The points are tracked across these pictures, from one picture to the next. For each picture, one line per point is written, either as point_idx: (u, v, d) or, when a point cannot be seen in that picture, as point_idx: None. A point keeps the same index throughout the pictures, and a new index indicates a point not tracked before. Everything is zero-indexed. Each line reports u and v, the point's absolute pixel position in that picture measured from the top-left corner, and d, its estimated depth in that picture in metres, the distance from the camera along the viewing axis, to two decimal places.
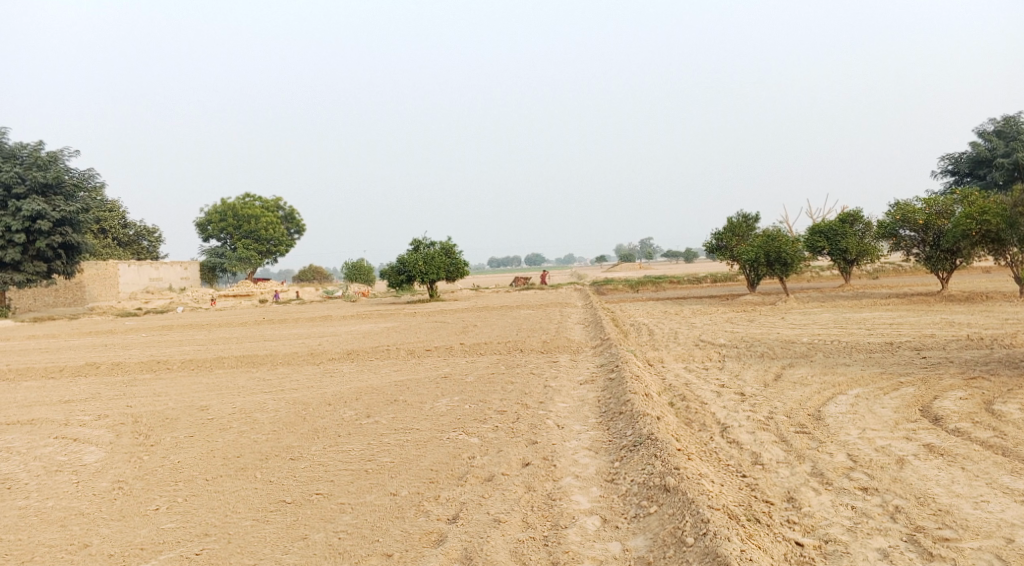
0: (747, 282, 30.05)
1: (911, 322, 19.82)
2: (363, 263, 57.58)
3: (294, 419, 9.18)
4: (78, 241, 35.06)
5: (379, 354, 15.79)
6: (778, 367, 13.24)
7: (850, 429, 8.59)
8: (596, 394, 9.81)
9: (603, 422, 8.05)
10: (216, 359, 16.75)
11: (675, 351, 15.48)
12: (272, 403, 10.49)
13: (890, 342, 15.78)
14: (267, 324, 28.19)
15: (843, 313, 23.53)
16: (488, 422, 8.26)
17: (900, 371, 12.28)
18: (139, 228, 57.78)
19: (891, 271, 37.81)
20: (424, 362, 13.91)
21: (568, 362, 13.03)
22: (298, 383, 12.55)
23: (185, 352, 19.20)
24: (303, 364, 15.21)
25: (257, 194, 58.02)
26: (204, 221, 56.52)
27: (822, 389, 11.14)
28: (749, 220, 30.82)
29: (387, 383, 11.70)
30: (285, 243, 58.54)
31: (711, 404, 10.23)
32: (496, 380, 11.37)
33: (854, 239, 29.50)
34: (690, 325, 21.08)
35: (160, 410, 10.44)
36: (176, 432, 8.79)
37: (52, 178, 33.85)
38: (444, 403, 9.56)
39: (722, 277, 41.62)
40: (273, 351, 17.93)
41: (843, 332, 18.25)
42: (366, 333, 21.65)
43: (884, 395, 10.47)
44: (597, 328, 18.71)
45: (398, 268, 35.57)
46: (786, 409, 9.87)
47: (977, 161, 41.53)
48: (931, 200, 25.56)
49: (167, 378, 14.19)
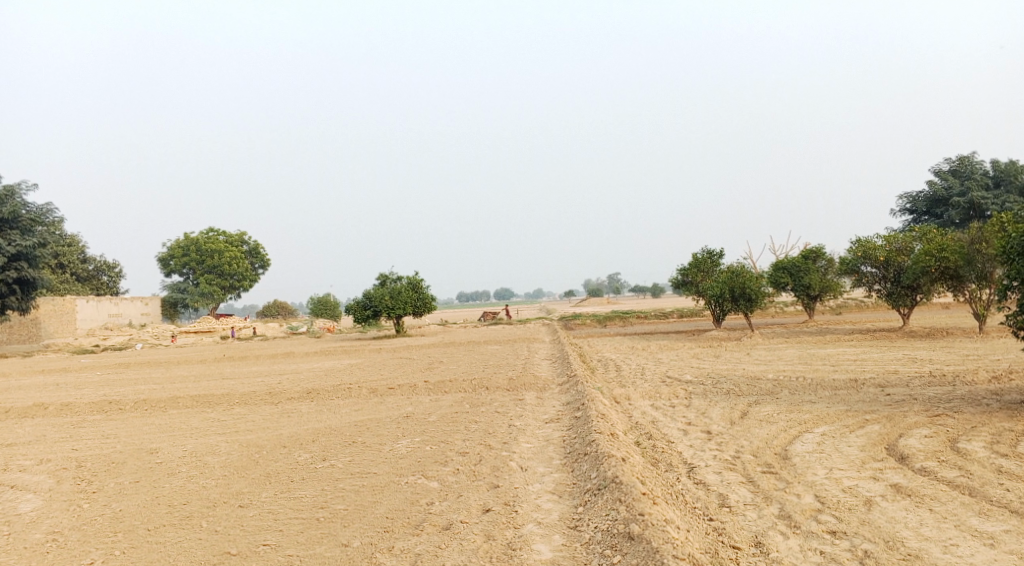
0: (713, 318, 30.19)
1: (874, 358, 19.96)
2: (330, 298, 56.94)
3: (247, 463, 8.82)
4: (34, 276, 34.12)
5: (341, 392, 15.42)
6: (744, 404, 13.16)
7: (817, 469, 8.48)
8: (562, 434, 9.60)
9: (568, 463, 7.85)
10: (171, 398, 16.21)
11: (641, 388, 15.34)
12: (225, 446, 10.10)
13: (854, 378, 15.83)
14: (228, 361, 27.57)
15: (809, 349, 23.67)
16: (449, 465, 8.00)
17: (865, 408, 12.27)
18: (99, 263, 56.59)
19: (854, 307, 38.35)
20: (387, 401, 13.59)
21: (533, 400, 12.81)
22: (254, 423, 12.15)
23: (140, 390, 18.59)
24: (261, 403, 14.78)
25: (221, 229, 57.29)
26: (166, 255, 55.57)
27: (788, 427, 11.05)
28: (714, 256, 31.08)
29: (347, 423, 11.37)
30: (249, 278, 57.71)
31: (677, 442, 10.07)
32: (459, 419, 11.11)
33: (817, 275, 29.88)
34: (657, 361, 21.03)
35: (107, 453, 9.98)
36: (120, 478, 8.37)
37: (8, 212, 33.04)
38: (404, 444, 9.27)
39: (688, 312, 41.84)
40: (232, 390, 17.43)
41: (809, 368, 18.30)
42: (329, 370, 21.23)
43: (849, 432, 10.42)
44: (564, 363, 18.55)
45: (364, 303, 35.18)
46: (753, 448, 9.75)
47: (934, 200, 42.56)
48: (891, 237, 26.00)
49: (118, 419, 13.66)
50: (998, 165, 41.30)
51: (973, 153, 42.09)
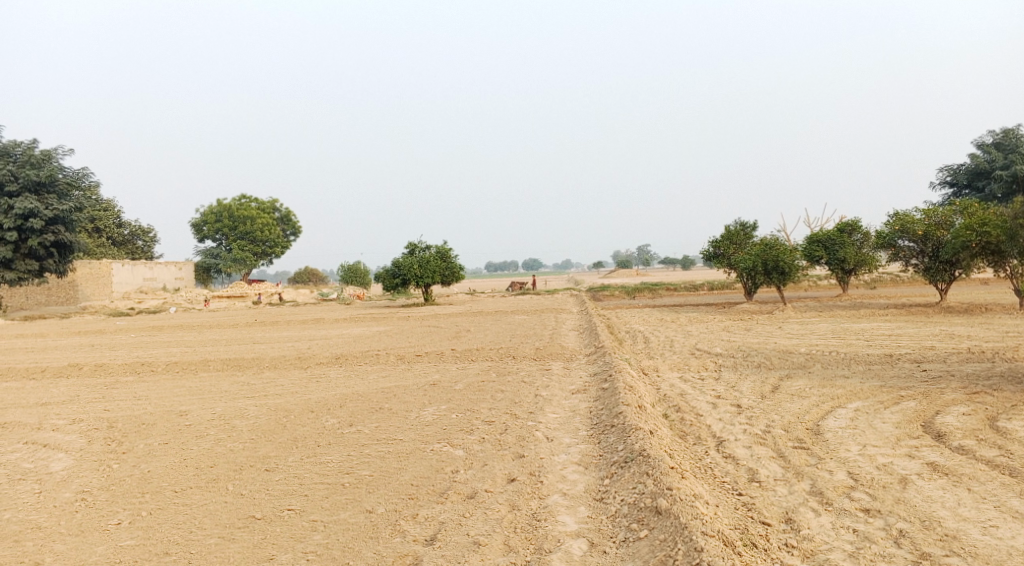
0: (744, 291, 29.78)
1: (910, 333, 19.52)
2: (359, 266, 57.24)
3: (274, 427, 8.86)
4: (71, 240, 34.64)
5: (368, 358, 15.46)
6: (775, 378, 12.93)
7: (850, 446, 8.28)
8: (588, 405, 9.49)
9: (594, 434, 7.74)
10: (202, 362, 16.39)
11: (670, 360, 15.16)
12: (253, 410, 10.16)
13: (889, 354, 15.47)
14: (258, 326, 27.87)
15: (842, 323, 23.24)
16: (475, 434, 7.94)
17: (899, 384, 11.99)
18: (135, 228, 57.40)
19: (889, 281, 37.58)
20: (414, 369, 13.59)
21: (560, 370, 12.71)
22: (283, 388, 12.22)
23: (172, 354, 18.84)
24: (290, 368, 14.88)
25: (253, 196, 57.68)
26: (199, 221, 56.16)
27: (821, 402, 10.83)
28: (747, 228, 30.55)
29: (373, 389, 11.37)
30: (281, 244, 58.18)
31: (706, 416, 9.92)
32: (486, 388, 11.06)
33: (852, 248, 29.26)
34: (686, 333, 20.79)
35: (138, 415, 10.10)
36: (150, 439, 8.45)
37: (45, 176, 33.52)
38: (430, 412, 9.24)
39: (719, 284, 41.35)
40: (262, 355, 17.58)
41: (842, 343, 17.95)
42: (358, 337, 21.34)
43: (884, 409, 10.17)
44: (592, 334, 18.40)
45: (393, 271, 35.24)
46: (784, 423, 9.56)
47: (975, 173, 41.35)
48: (931, 211, 25.29)
49: (150, 381, 13.84)
50: None
51: (1019, 125, 40.72)
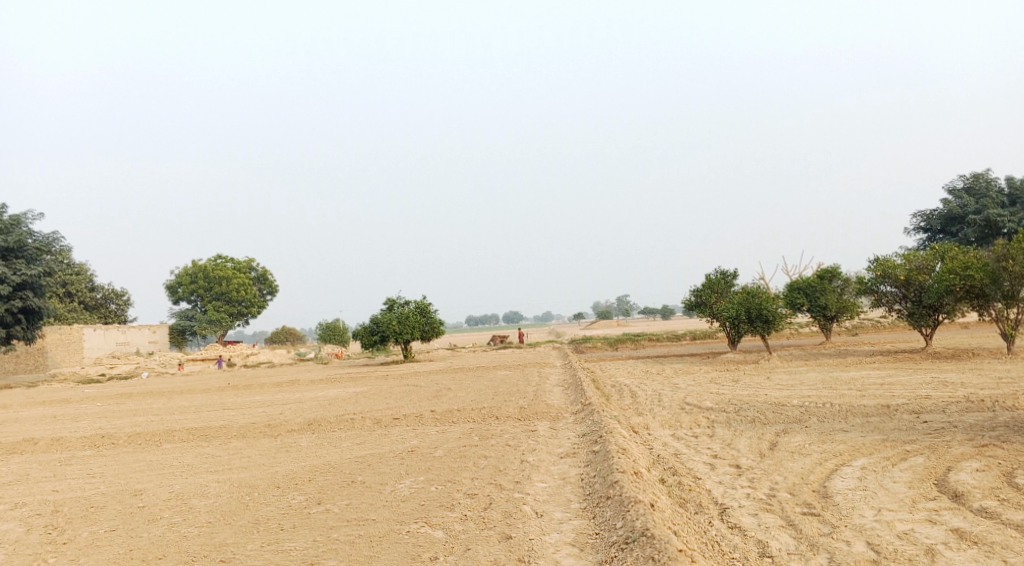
0: (729, 341, 29.30)
1: (902, 381, 19.02)
2: (338, 324, 56.29)
3: (236, 508, 8.04)
4: (40, 305, 33.57)
5: (343, 423, 14.63)
6: (772, 434, 12.29)
7: (864, 510, 7.66)
8: (579, 471, 8.79)
9: (588, 507, 7.07)
10: (167, 431, 15.44)
11: (660, 417, 14.48)
12: (214, 487, 9.34)
13: (885, 404, 14.93)
14: (231, 391, 26.84)
15: (831, 372, 22.74)
16: (456, 510, 7.22)
17: (902, 437, 11.41)
18: (108, 291, 56.29)
19: (871, 327, 37.39)
20: (391, 434, 12.81)
21: (547, 431, 11.99)
22: (250, 459, 11.38)
23: (137, 423, 17.83)
24: (259, 436, 14.00)
25: (229, 255, 56.94)
26: (174, 283, 55.14)
27: (824, 460, 10.21)
28: (727, 277, 30.26)
29: (346, 459, 10.59)
30: (258, 304, 57.21)
31: (705, 479, 9.27)
32: (468, 454, 10.31)
33: (833, 295, 28.99)
34: (674, 386, 20.15)
35: (88, 496, 9.22)
36: (96, 526, 7.61)
37: (14, 241, 32.57)
38: (407, 485, 8.48)
39: (702, 334, 40.93)
40: (231, 422, 16.64)
41: (834, 393, 17.38)
42: (334, 399, 20.49)
43: (892, 466, 9.58)
44: (577, 390, 17.69)
45: (372, 329, 34.46)
46: (789, 485, 8.92)
47: (948, 218, 41.69)
48: (911, 256, 25.10)
49: (108, 455, 12.90)
50: (1012, 182, 40.50)
51: (987, 170, 41.32)
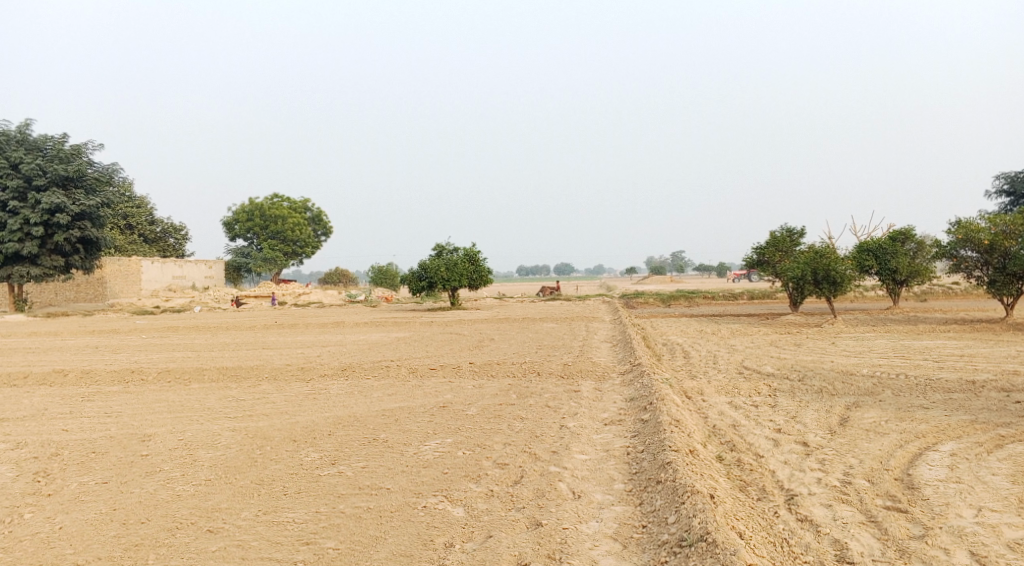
0: (790, 302, 27.75)
1: (983, 354, 17.37)
2: (389, 268, 56.01)
3: (242, 464, 7.28)
4: (98, 236, 33.66)
5: (377, 371, 13.89)
6: (842, 408, 11.08)
7: (961, 509, 6.50)
8: (626, 443, 7.81)
9: (635, 491, 6.10)
10: (199, 370, 14.95)
11: (715, 381, 13.32)
12: (228, 436, 8.64)
13: (969, 379, 13.46)
14: (276, 329, 26.49)
15: (902, 339, 21.15)
16: (480, 483, 6.31)
17: (995, 419, 10.06)
18: (167, 225, 56.84)
19: (942, 294, 35.21)
20: (424, 386, 11.99)
21: (590, 392, 10.98)
22: (273, 406, 10.68)
23: (173, 359, 17.44)
24: (289, 380, 13.33)
25: (284, 195, 56.84)
26: (230, 220, 55.48)
27: (905, 442, 8.99)
28: (793, 234, 28.55)
29: (373, 412, 9.80)
30: (312, 244, 57.15)
31: (767, 458, 8.21)
32: (503, 414, 9.39)
33: (905, 258, 27.01)
34: (730, 348, 18.92)
35: (94, 438, 8.60)
36: (87, 476, 6.94)
37: (73, 171, 32.53)
38: (431, 447, 7.61)
39: (759, 293, 39.23)
40: (266, 363, 16.08)
41: (908, 364, 15.94)
42: (375, 343, 19.83)
43: (987, 453, 8.31)
44: (626, 347, 16.61)
45: (420, 274, 33.75)
46: (866, 471, 7.77)
47: None
48: (997, 219, 22.83)
49: (133, 393, 12.38)
50: None
51: None
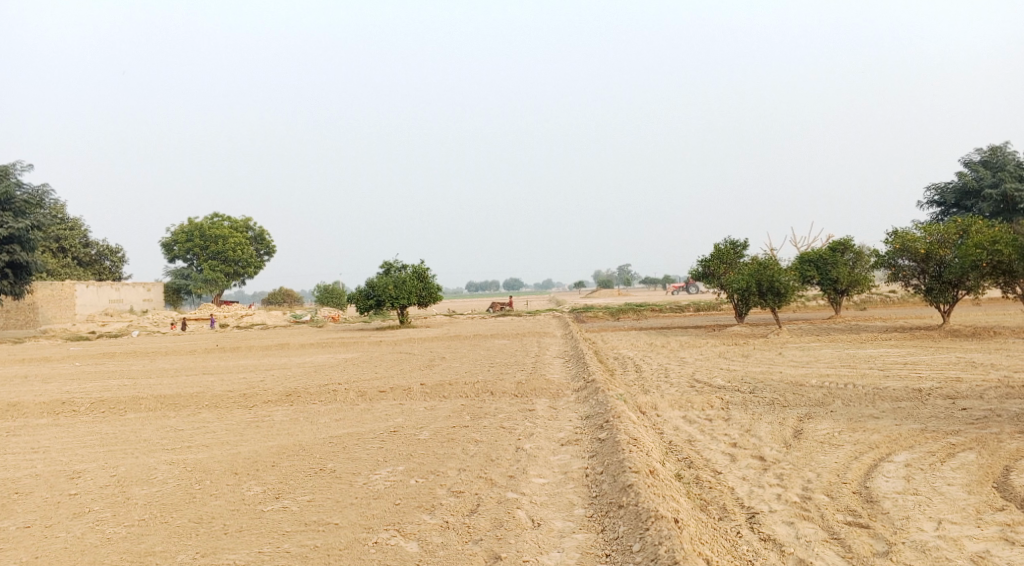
0: (736, 314, 28.08)
1: (925, 361, 17.73)
2: (336, 287, 55.06)
3: (179, 501, 6.83)
4: (28, 259, 32.22)
5: (324, 395, 13.41)
6: (795, 419, 11.09)
7: (921, 522, 6.47)
8: (584, 465, 7.60)
9: (595, 517, 5.93)
10: (135, 398, 14.24)
11: (668, 395, 13.23)
12: (164, 470, 8.15)
13: (915, 387, 13.65)
14: (219, 353, 25.65)
15: (846, 349, 21.51)
16: (434, 515, 6.02)
17: (944, 427, 10.17)
18: (103, 247, 54.90)
19: (880, 302, 36.16)
20: (374, 409, 11.60)
21: (545, 411, 10.76)
22: (214, 436, 10.16)
23: (107, 388, 16.60)
24: (232, 407, 12.78)
25: (226, 214, 55.50)
26: (170, 240, 53.88)
27: (860, 453, 8.99)
28: (737, 246, 28.93)
29: (320, 440, 9.39)
30: (255, 264, 55.81)
31: (726, 474, 8.10)
32: (456, 437, 9.09)
33: (845, 268, 27.59)
34: (681, 361, 18.94)
35: (18, 478, 8.00)
36: (7, 521, 6.42)
37: (0, 193, 31.14)
38: (382, 476, 7.28)
39: (706, 305, 39.71)
40: (207, 389, 15.42)
41: (855, 373, 16.15)
42: (321, 366, 19.29)
43: (941, 463, 8.34)
44: (579, 363, 16.45)
45: (367, 292, 33.19)
46: (824, 485, 7.72)
47: (963, 192, 40.07)
48: (931, 228, 23.46)
49: (63, 425, 11.69)
50: None
51: (1005, 143, 39.69)
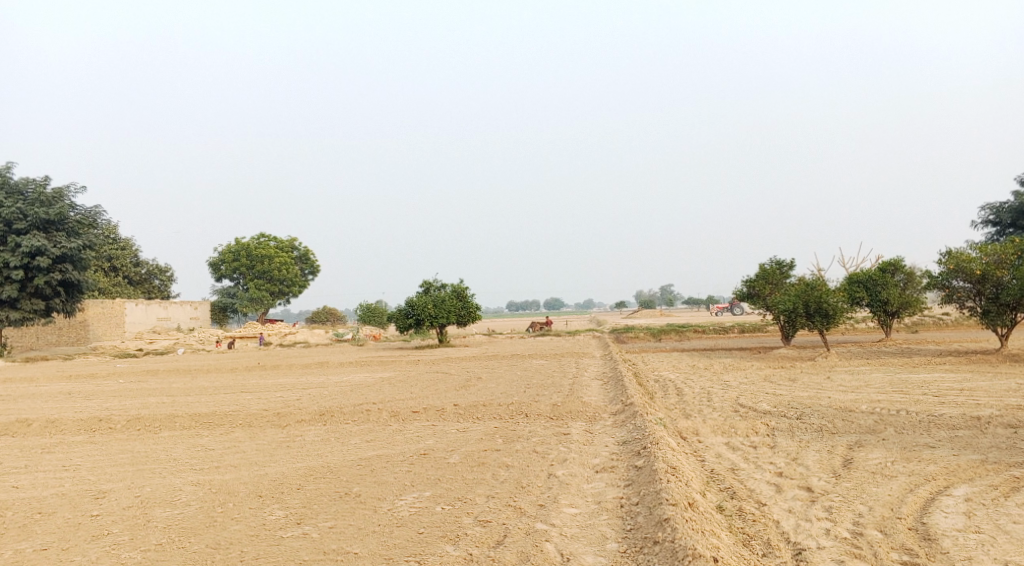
0: (782, 335, 27.29)
1: (983, 387, 16.88)
2: (377, 306, 55.31)
3: (198, 524, 6.65)
4: (80, 278, 32.92)
5: (356, 415, 13.22)
6: (844, 447, 10.54)
7: (985, 564, 5.97)
8: (619, 494, 7.25)
9: (628, 553, 5.62)
10: (171, 416, 14.22)
11: (710, 420, 12.74)
12: (189, 491, 8.01)
13: (974, 415, 12.91)
14: (259, 371, 25.75)
15: (898, 373, 20.66)
16: (458, 546, 5.78)
17: (1007, 459, 9.53)
18: (152, 266, 56.08)
19: (932, 325, 34.90)
20: (405, 430, 11.38)
21: (580, 435, 10.38)
22: (244, 456, 10.02)
23: (146, 405, 16.67)
24: (265, 427, 12.66)
25: (271, 234, 56.28)
26: (216, 260, 54.83)
27: (915, 485, 8.44)
28: (783, 267, 28.18)
29: (348, 462, 9.18)
30: (299, 283, 56.40)
31: (771, 507, 7.64)
32: (488, 462, 8.80)
33: (895, 289, 26.66)
34: (723, 384, 18.37)
35: (43, 497, 7.93)
36: (26, 542, 6.32)
37: (54, 214, 31.97)
38: (408, 502, 7.03)
39: (750, 326, 38.80)
40: (243, 407, 15.37)
41: (907, 399, 15.41)
42: (358, 385, 19.16)
43: (1005, 498, 7.75)
44: (618, 385, 16.00)
45: (407, 311, 33.17)
46: (876, 520, 7.22)
47: (1020, 211, 38.60)
48: (987, 248, 22.51)
49: (97, 442, 11.68)
50: None
51: None
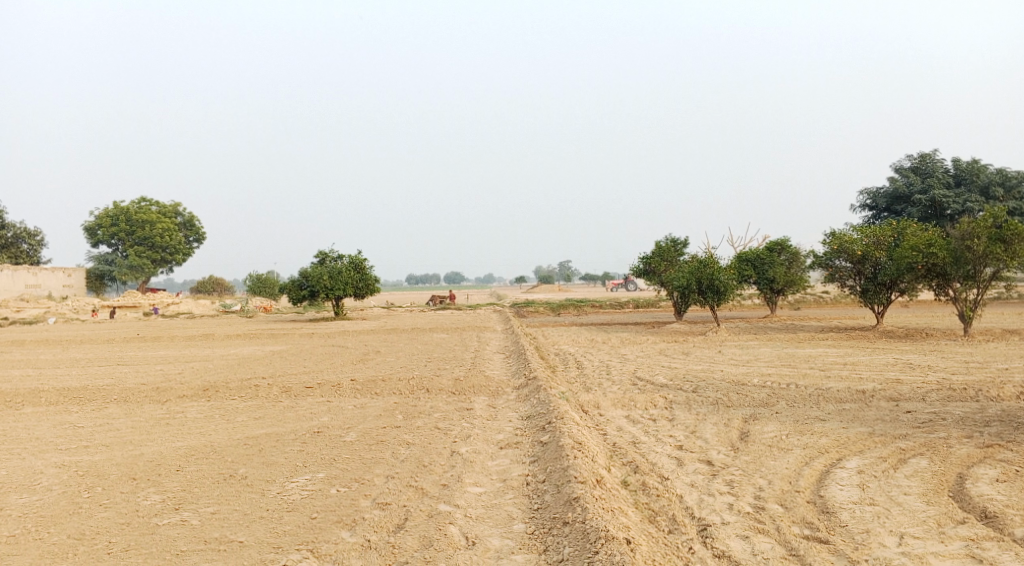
0: (675, 311, 27.94)
1: (863, 362, 17.75)
2: (269, 276, 53.27)
3: (60, 513, 5.93)
4: None
5: (244, 390, 12.45)
6: (740, 421, 10.72)
7: (882, 537, 6.08)
8: (524, 471, 7.00)
9: (536, 535, 5.37)
10: (35, 391, 12.97)
11: (611, 394, 12.73)
12: (50, 475, 7.18)
13: (857, 389, 13.46)
14: (140, 343, 24.15)
15: (784, 348, 21.50)
16: (356, 532, 5.36)
17: (892, 431, 9.91)
18: (20, 229, 51.80)
19: (813, 302, 36.72)
20: (298, 406, 10.76)
21: (483, 411, 10.08)
22: (117, 434, 9.16)
23: (8, 379, 15.21)
24: (143, 402, 11.72)
25: (154, 198, 53.01)
26: (93, 224, 51.16)
27: (810, 458, 8.61)
28: (678, 244, 28.79)
29: (235, 441, 8.53)
30: (184, 251, 53.53)
31: (674, 481, 7.60)
32: (387, 439, 8.37)
33: (781, 268, 27.74)
34: (622, 357, 18.54)
35: None
36: None
37: None
38: (299, 484, 6.52)
39: (645, 301, 39.67)
40: (119, 382, 14.22)
41: (796, 373, 15.98)
42: (247, 358, 18.19)
43: (894, 470, 8.01)
44: (519, 359, 15.81)
45: (300, 282, 31.94)
46: (777, 493, 7.27)
47: (894, 196, 40.99)
48: (868, 230, 23.59)
49: None
50: (959, 164, 39.91)
51: (933, 151, 40.71)
